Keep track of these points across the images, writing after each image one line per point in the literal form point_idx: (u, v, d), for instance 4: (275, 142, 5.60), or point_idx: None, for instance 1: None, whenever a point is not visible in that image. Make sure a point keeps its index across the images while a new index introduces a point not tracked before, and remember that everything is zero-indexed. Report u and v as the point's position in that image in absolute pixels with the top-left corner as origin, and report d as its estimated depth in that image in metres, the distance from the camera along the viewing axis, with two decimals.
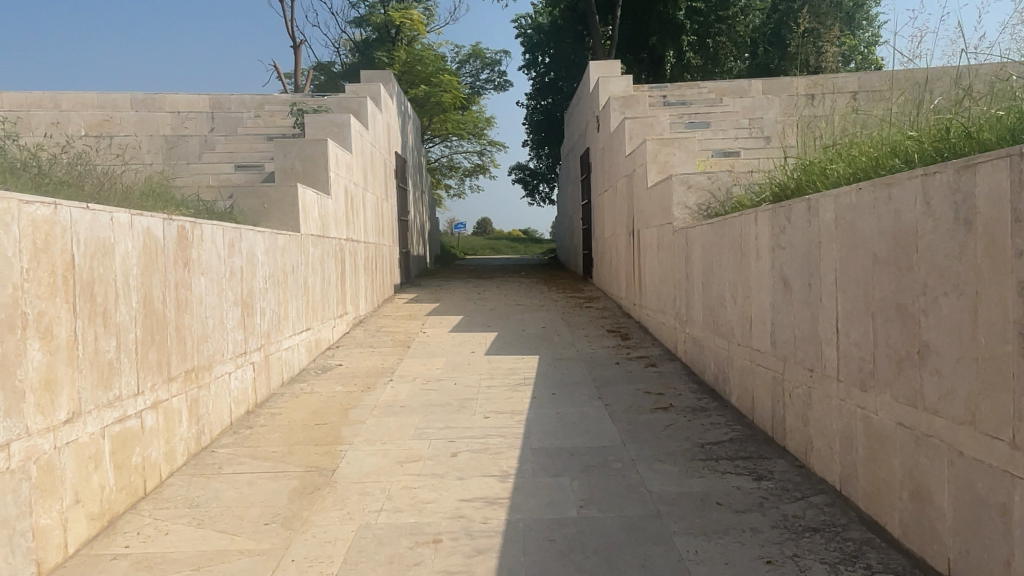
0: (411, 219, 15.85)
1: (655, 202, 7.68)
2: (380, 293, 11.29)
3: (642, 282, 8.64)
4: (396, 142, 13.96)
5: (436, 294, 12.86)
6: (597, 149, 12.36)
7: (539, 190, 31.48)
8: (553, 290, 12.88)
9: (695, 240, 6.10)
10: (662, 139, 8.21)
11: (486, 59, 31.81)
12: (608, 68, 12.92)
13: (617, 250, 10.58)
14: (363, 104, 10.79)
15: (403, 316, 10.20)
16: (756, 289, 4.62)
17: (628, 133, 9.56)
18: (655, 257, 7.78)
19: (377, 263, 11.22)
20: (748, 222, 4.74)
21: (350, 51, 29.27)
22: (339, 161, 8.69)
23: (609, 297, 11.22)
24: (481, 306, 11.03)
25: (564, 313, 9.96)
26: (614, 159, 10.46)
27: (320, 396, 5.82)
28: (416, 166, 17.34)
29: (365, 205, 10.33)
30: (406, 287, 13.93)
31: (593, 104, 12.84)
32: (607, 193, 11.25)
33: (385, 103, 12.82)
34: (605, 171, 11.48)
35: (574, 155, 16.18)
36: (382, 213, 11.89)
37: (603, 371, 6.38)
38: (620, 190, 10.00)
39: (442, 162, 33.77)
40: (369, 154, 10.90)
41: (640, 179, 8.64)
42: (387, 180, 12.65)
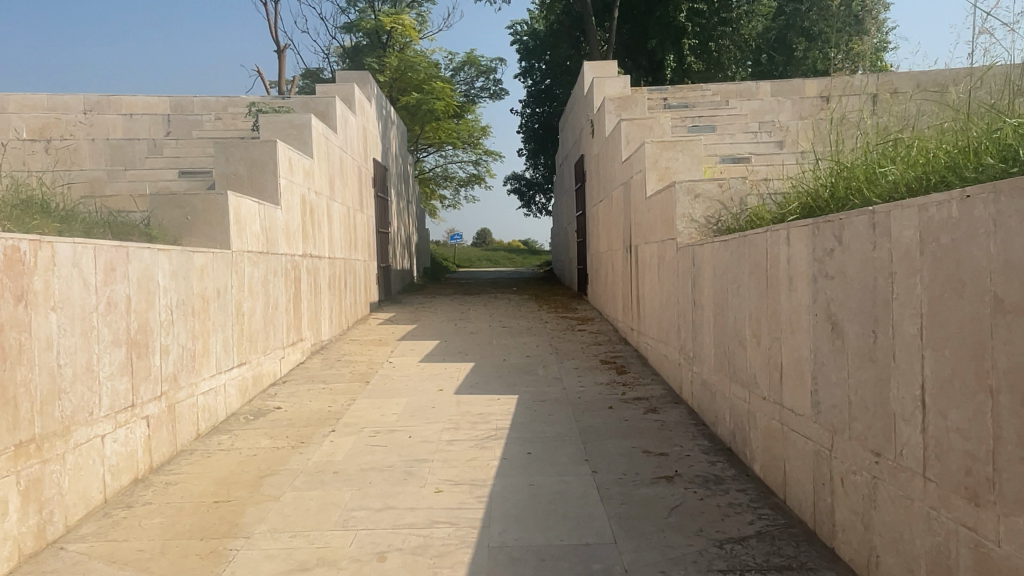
0: (393, 232, 14.71)
1: (655, 214, 6.57)
2: (350, 315, 10.16)
3: (640, 306, 7.51)
4: (376, 148, 12.89)
5: (415, 314, 11.73)
6: (592, 156, 11.26)
7: (535, 200, 30.39)
8: (544, 309, 11.75)
9: (704, 260, 4.98)
10: (663, 141, 7.10)
11: (481, 66, 30.76)
12: (604, 68, 11.84)
13: (612, 266, 9.46)
14: (330, 105, 9.69)
15: (372, 341, 9.06)
16: (788, 330, 3.49)
17: (625, 136, 8.45)
18: (655, 277, 6.66)
19: (347, 281, 10.09)
20: (775, 241, 3.62)
21: (340, 58, 28.21)
22: (293, 167, 7.58)
23: (604, 319, 10.09)
24: (462, 329, 9.90)
25: (553, 339, 8.81)
26: (609, 167, 9.35)
27: (239, 455, 4.67)
28: (402, 175, 16.27)
29: (331, 217, 9.22)
30: (385, 305, 12.78)
31: (588, 107, 11.75)
32: (602, 203, 10.14)
33: (361, 105, 11.72)
34: (599, 180, 10.37)
35: (569, 163, 15.05)
36: (355, 225, 10.78)
37: (592, 419, 5.24)
38: (616, 200, 8.88)
39: (437, 172, 32.67)
40: (338, 161, 9.80)
41: (637, 187, 7.53)
42: (363, 190, 11.55)
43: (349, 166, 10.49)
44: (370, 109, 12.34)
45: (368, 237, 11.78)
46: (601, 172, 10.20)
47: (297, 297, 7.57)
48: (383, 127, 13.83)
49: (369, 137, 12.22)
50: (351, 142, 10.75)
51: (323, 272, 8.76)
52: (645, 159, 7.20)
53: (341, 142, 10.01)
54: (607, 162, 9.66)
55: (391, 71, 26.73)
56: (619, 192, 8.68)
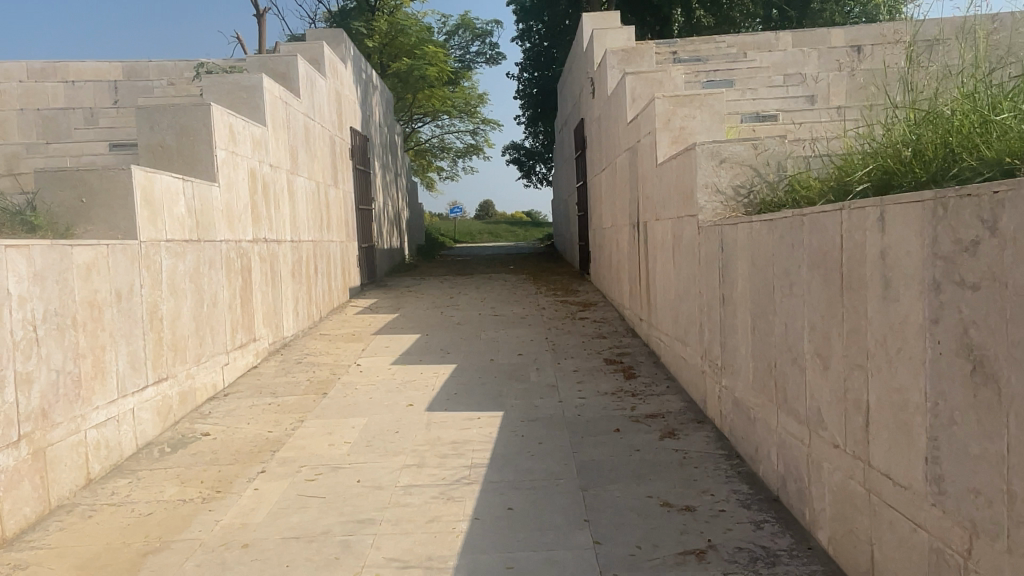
0: (378, 208, 13.52)
1: (670, 183, 5.37)
2: (323, 304, 9.02)
3: (651, 293, 6.35)
4: (354, 117, 11.69)
5: (399, 300, 10.59)
6: (593, 119, 10.01)
7: (535, 171, 29.06)
8: (542, 291, 10.59)
9: (738, 243, 3.80)
10: (676, 96, 5.87)
11: (476, 30, 29.18)
12: (605, 20, 10.53)
13: (618, 244, 8.28)
14: (292, 65, 8.46)
15: (343, 335, 7.93)
16: (883, 358, 2.33)
17: (630, 93, 7.23)
18: (670, 261, 5.49)
19: (318, 265, 8.94)
20: (859, 222, 2.45)
21: (327, 23, 26.68)
22: (239, 137, 6.40)
23: (608, 304, 8.94)
24: (448, 318, 8.76)
25: (549, 330, 7.66)
26: (613, 130, 8.12)
27: (131, 512, 3.56)
28: (388, 145, 15.06)
29: (294, 195, 8.06)
30: (368, 289, 11.64)
31: (587, 64, 10.48)
32: (606, 173, 8.92)
33: (334, 66, 10.47)
34: (602, 145, 9.14)
35: (569, 128, 13.76)
36: (328, 202, 9.62)
37: (594, 448, 4.11)
38: (622, 168, 7.66)
39: (433, 143, 31.29)
40: (304, 130, 8.60)
41: (647, 152, 6.32)
42: (338, 163, 10.36)
43: (319, 136, 9.29)
44: (345, 72, 11.11)
45: (346, 215, 10.62)
46: (603, 137, 8.96)
47: (248, 290, 6.43)
48: (363, 92, 12.62)
49: (345, 104, 11.02)
50: (322, 108, 9.54)
51: (285, 258, 7.61)
52: (655, 118, 5.98)
53: (307, 108, 8.79)
54: (609, 125, 8.43)
55: (379, 36, 25.16)
56: (625, 159, 7.46)
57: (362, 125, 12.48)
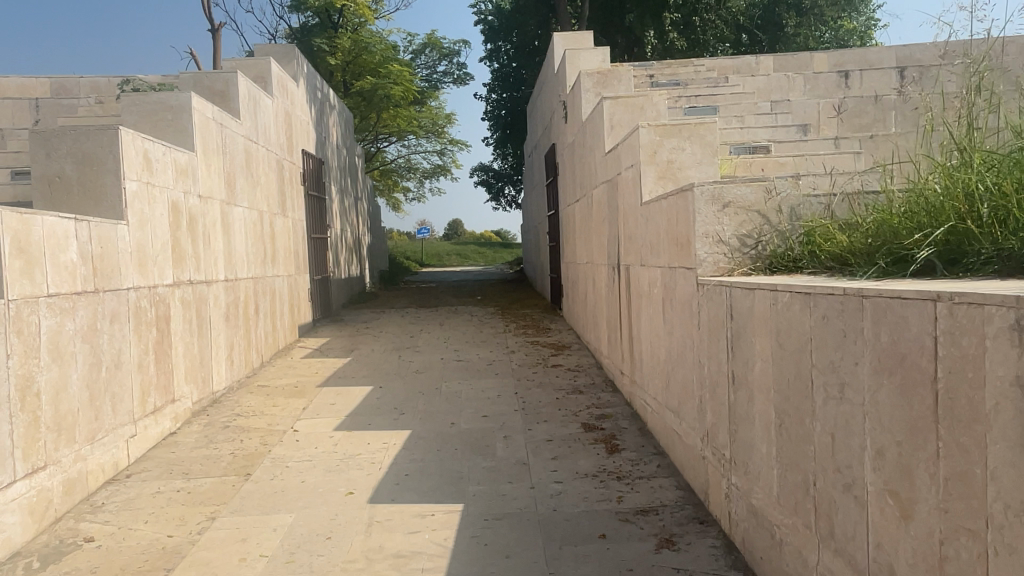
0: (334, 235, 12.60)
1: (658, 226, 4.62)
2: (267, 347, 8.10)
3: (634, 347, 5.57)
4: (307, 139, 10.85)
5: (355, 337, 9.68)
6: (565, 145, 9.30)
7: (504, 193, 28.37)
8: (510, 329, 9.79)
9: (754, 314, 3.04)
10: (664, 124, 5.13)
11: (443, 49, 28.48)
12: (577, 40, 9.85)
13: (594, 284, 7.52)
14: (231, 82, 7.59)
15: (286, 386, 7.01)
16: (1021, 539, 1.54)
17: (607, 120, 6.49)
18: (658, 316, 4.73)
19: (261, 304, 8.02)
20: (971, 328, 1.68)
21: (288, 39, 25.81)
22: (156, 165, 5.51)
23: (584, 347, 8.15)
24: (407, 363, 7.89)
25: (519, 380, 6.84)
26: (589, 159, 7.38)
27: None
28: (347, 168, 14.23)
29: (231, 227, 7.16)
30: (321, 326, 10.69)
31: (559, 87, 9.77)
32: (580, 204, 8.18)
33: (284, 84, 9.61)
34: (576, 174, 8.42)
35: (539, 153, 13.05)
36: (275, 233, 8.73)
37: (574, 566, 3.28)
38: (599, 201, 6.92)
39: (399, 163, 30.43)
40: (245, 155, 7.72)
41: (628, 187, 5.58)
42: (287, 190, 9.49)
43: (264, 161, 8.41)
44: (297, 91, 10.28)
45: (296, 245, 9.73)
46: (577, 165, 8.23)
47: (166, 343, 5.52)
48: (318, 113, 11.80)
49: (297, 125, 10.18)
50: (268, 130, 8.67)
51: (218, 300, 6.70)
52: (637, 149, 5.25)
53: (249, 130, 7.92)
54: (584, 152, 7.71)
55: (341, 53, 24.54)
56: (602, 191, 6.72)
57: (317, 148, 11.64)
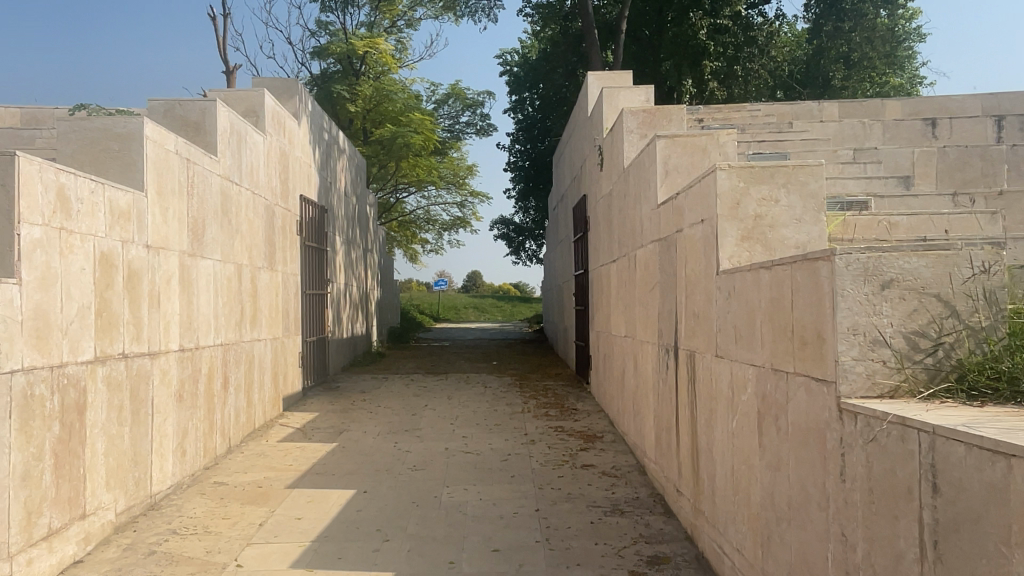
0: (336, 291, 11.29)
1: (750, 307, 3.21)
2: (236, 427, 6.71)
3: (700, 464, 4.11)
4: (308, 185, 9.66)
5: (348, 411, 8.27)
6: (600, 196, 7.99)
7: (525, 247, 27.18)
8: (530, 407, 8.31)
9: (1010, 503, 1.62)
10: (750, 167, 3.78)
11: (467, 99, 27.61)
12: (616, 78, 8.63)
13: (635, 364, 6.09)
14: (209, 111, 6.42)
15: (247, 486, 5.58)
16: None
17: (662, 164, 5.16)
18: (747, 435, 3.30)
19: (231, 376, 6.67)
20: None
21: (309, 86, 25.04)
22: (77, 207, 4.24)
23: (619, 439, 6.67)
24: (403, 453, 6.44)
25: (541, 488, 5.37)
26: (633, 212, 6.05)
27: None
28: (356, 218, 13.03)
29: (196, 284, 5.87)
30: (312, 396, 9.28)
31: (594, 130, 8.51)
32: (619, 266, 6.80)
33: (280, 120, 8.44)
34: (614, 231, 7.07)
35: (566, 206, 11.80)
36: (258, 290, 7.44)
37: None
38: (646, 264, 5.56)
39: (418, 215, 29.46)
40: (221, 198, 6.49)
41: (694, 250, 4.20)
42: (278, 239, 8.22)
43: (248, 206, 7.19)
44: (298, 130, 9.15)
45: (285, 304, 8.43)
46: (616, 219, 6.89)
47: (76, 440, 4.16)
48: (324, 156, 10.66)
49: (295, 168, 9.00)
50: (256, 171, 7.48)
51: (167, 375, 5.36)
52: (710, 200, 3.89)
53: (229, 169, 6.71)
54: (627, 204, 6.37)
55: (362, 100, 23.83)
56: (651, 253, 5.36)
57: (321, 194, 10.45)
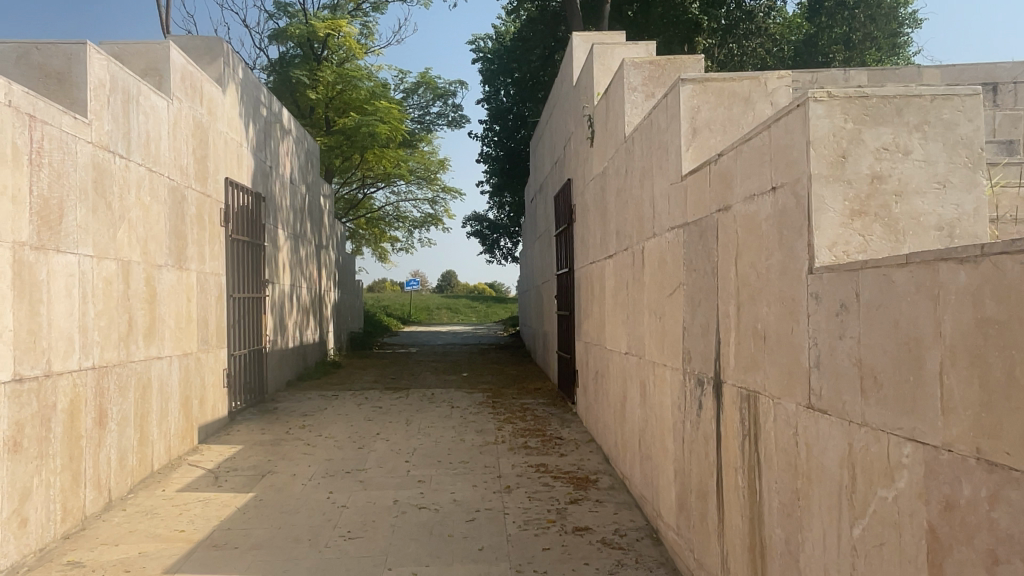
0: (279, 293, 9.67)
1: (912, 335, 1.74)
2: (117, 476, 5.09)
3: (769, 570, 2.63)
4: (239, 168, 8.03)
5: (278, 443, 6.67)
6: (590, 178, 6.52)
7: (500, 244, 25.66)
8: (504, 436, 6.80)
9: None
10: (861, 96, 2.32)
11: (438, 89, 25.91)
12: (608, 37, 7.17)
13: (641, 394, 4.62)
14: (77, 59, 4.83)
15: (109, 571, 3.98)
16: None
17: (688, 119, 3.67)
18: (898, 564, 1.82)
19: (112, 408, 5.05)
20: None
21: (266, 71, 23.16)
22: None
23: (620, 485, 5.19)
24: (337, 508, 4.90)
25: (520, 570, 3.85)
26: (640, 192, 4.59)
27: None
28: (306, 211, 11.39)
29: (45, 289, 4.27)
30: (242, 422, 7.65)
31: (582, 98, 7.03)
32: (618, 263, 5.32)
33: (195, 83, 6.83)
34: (610, 220, 5.59)
35: (546, 196, 10.31)
36: (157, 294, 5.83)
37: None
38: (660, 260, 4.09)
39: (387, 211, 27.76)
40: (94, 174, 4.89)
41: (755, 236, 2.73)
42: (192, 232, 6.61)
43: (141, 187, 5.58)
44: (222, 99, 7.53)
45: (201, 312, 6.81)
46: (614, 204, 5.42)
47: None
48: (262, 135, 9.03)
49: (218, 146, 7.37)
50: (155, 143, 5.87)
51: None
52: (793, 153, 2.42)
53: (109, 136, 5.10)
54: (629, 182, 4.90)
55: (324, 87, 22.10)
56: (669, 244, 3.90)
57: (259, 180, 8.82)
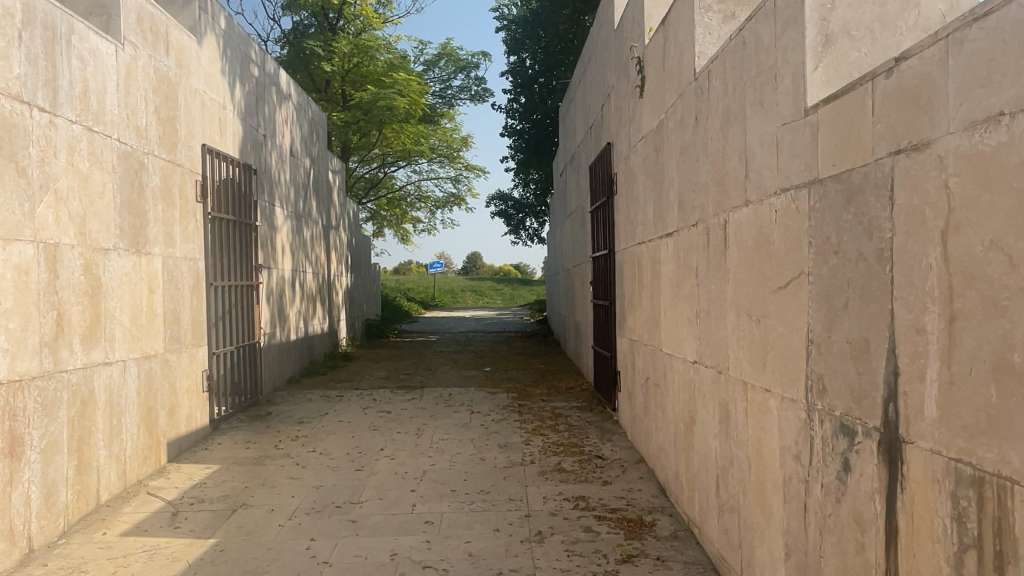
0: (277, 280, 8.53)
1: None
2: (40, 519, 3.98)
3: None
4: (221, 134, 6.86)
5: (262, 462, 5.54)
6: (639, 137, 5.24)
7: (526, 224, 24.38)
8: (533, 454, 5.59)
9: None
10: None
11: (460, 61, 24.53)
12: None
13: (722, 423, 3.39)
14: None
15: None
16: None
17: (815, 23, 2.41)
18: None
19: (31, 433, 3.91)
20: None
21: (279, 43, 21.90)
22: None
23: (686, 532, 3.98)
24: (318, 567, 3.73)
25: None
26: (723, 143, 3.31)
27: None
28: (311, 188, 10.22)
29: None
30: (228, 430, 6.55)
31: (627, 41, 5.72)
32: (683, 243, 4.06)
33: (159, 28, 5.65)
34: (670, 186, 4.33)
35: (580, 167, 9.04)
36: (101, 285, 4.69)
37: None
38: (762, 237, 2.83)
39: (409, 190, 26.59)
40: None
41: (1012, 193, 1.48)
42: (154, 208, 5.46)
43: (76, 150, 4.42)
44: (197, 51, 6.36)
45: (170, 304, 5.67)
46: (677, 166, 4.15)
47: None
48: (253, 99, 7.85)
49: (191, 107, 6.20)
50: (96, 96, 4.69)
51: None
52: None
53: (21, 82, 3.92)
54: (703, 133, 3.62)
55: (339, 59, 20.85)
56: (782, 213, 2.63)
57: (250, 151, 7.66)
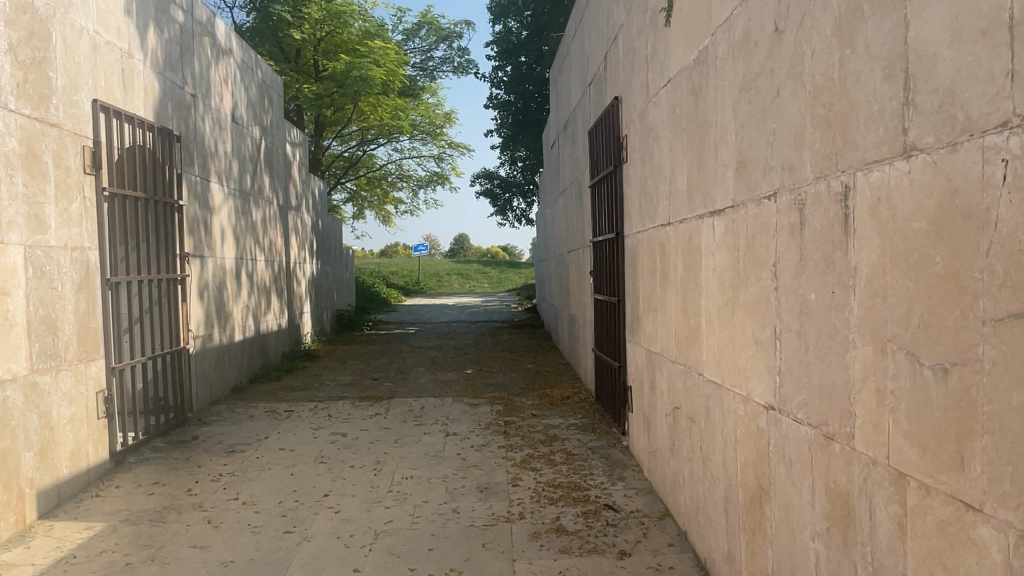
0: (214, 271, 7.09)
1: None
2: None
3: None
4: (125, 90, 5.41)
5: (163, 520, 4.14)
6: (663, 83, 3.89)
7: (513, 205, 22.91)
8: (522, 502, 4.26)
9: None
10: None
11: (442, 29, 22.93)
12: None
13: (831, 519, 2.08)
14: None
15: None
16: None
17: None
18: None
19: None
20: None
21: (246, 7, 20.03)
22: None
23: None
24: None
25: None
26: (842, 58, 1.97)
27: None
28: (262, 161, 8.78)
29: None
30: (138, 463, 5.16)
31: None
32: (746, 226, 2.71)
33: None
34: (720, 143, 2.98)
35: (576, 135, 7.63)
36: None
37: None
38: (957, 213, 1.50)
39: (390, 169, 25.05)
40: None
41: None
42: (8, 181, 4.02)
43: None
44: None
45: (40, 310, 4.25)
46: (735, 110, 2.80)
47: None
48: (176, 49, 6.38)
49: (74, 49, 4.75)
50: None
51: None
52: None
53: None
54: (794, 50, 2.28)
55: (310, 26, 19.14)
56: None
57: (171, 112, 6.20)
